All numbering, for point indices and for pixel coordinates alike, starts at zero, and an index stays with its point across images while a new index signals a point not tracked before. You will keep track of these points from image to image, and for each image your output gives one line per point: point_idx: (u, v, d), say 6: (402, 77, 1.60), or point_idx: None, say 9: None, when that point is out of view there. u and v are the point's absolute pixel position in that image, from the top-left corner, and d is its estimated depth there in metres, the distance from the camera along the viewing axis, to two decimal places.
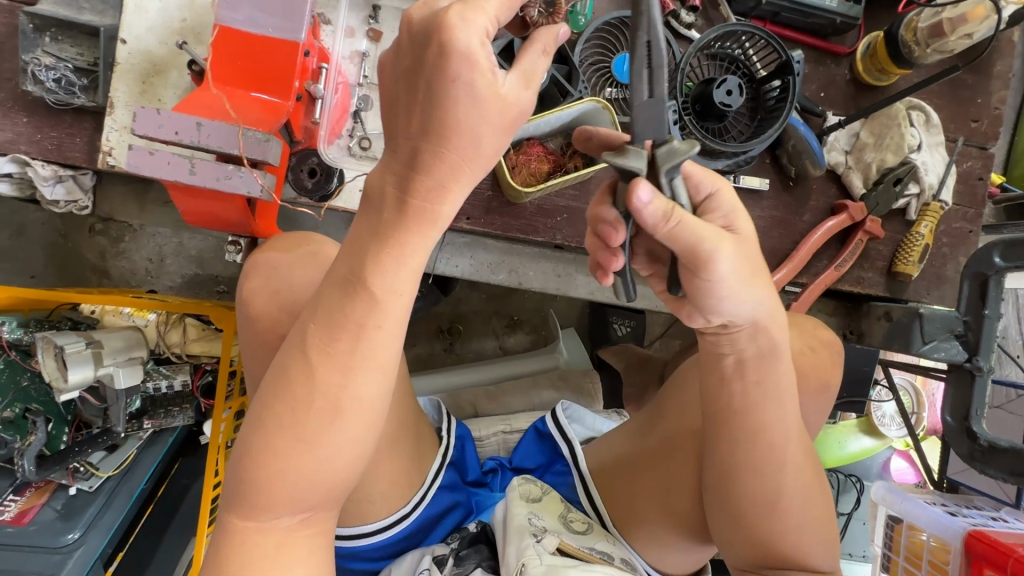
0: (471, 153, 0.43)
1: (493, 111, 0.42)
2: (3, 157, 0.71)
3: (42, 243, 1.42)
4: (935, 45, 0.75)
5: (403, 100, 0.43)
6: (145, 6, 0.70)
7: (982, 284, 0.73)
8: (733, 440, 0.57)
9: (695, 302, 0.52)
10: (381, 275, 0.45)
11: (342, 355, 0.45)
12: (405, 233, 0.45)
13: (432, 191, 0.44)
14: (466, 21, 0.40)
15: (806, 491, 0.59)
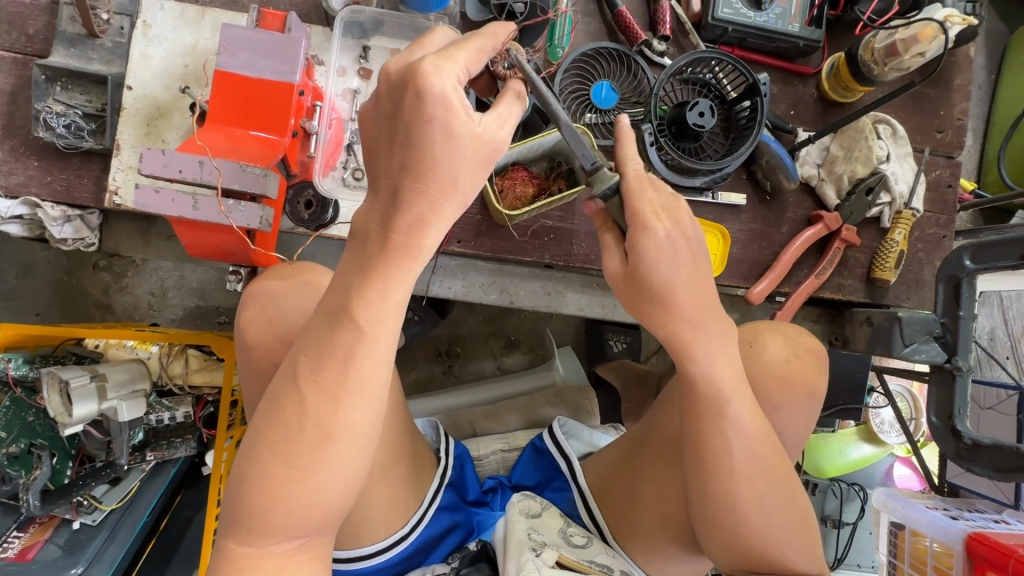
0: (449, 182, 0.49)
1: (467, 144, 0.48)
2: (15, 200, 0.75)
3: (47, 281, 1.46)
4: (891, 64, 0.79)
5: (385, 144, 0.49)
6: (150, 54, 0.75)
7: (955, 286, 0.76)
8: (707, 451, 0.60)
9: (627, 304, 0.62)
10: (366, 307, 0.48)
11: (329, 384, 0.48)
12: (389, 266, 0.49)
13: (417, 221, 0.48)
14: (440, 69, 0.46)
15: (784, 501, 0.61)
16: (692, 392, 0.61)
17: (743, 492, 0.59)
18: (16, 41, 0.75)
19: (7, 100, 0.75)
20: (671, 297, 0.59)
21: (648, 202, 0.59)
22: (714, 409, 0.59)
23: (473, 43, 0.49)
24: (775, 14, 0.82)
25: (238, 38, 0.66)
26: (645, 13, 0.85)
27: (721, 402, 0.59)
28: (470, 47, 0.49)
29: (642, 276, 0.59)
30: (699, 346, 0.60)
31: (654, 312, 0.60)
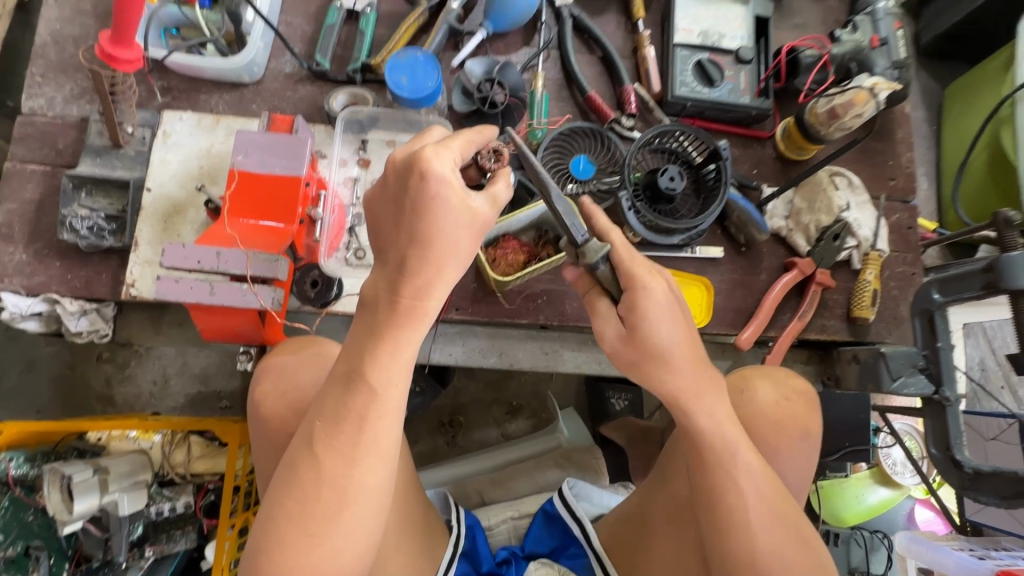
0: (451, 251, 0.54)
1: (465, 217, 0.54)
2: (36, 298, 0.80)
3: (50, 377, 1.47)
4: (835, 126, 0.86)
5: (392, 221, 0.55)
6: (168, 159, 0.83)
7: (930, 320, 0.81)
8: (719, 500, 0.61)
9: (630, 368, 0.66)
10: (378, 370, 0.52)
11: (345, 447, 0.51)
12: (398, 330, 0.53)
13: (424, 289, 0.53)
14: (439, 155, 0.53)
15: (805, 546, 0.60)
16: (697, 442, 0.63)
17: (762, 540, 0.59)
18: (48, 156, 0.83)
19: (36, 208, 0.81)
20: (671, 352, 0.63)
21: (640, 266, 0.65)
22: (719, 456, 0.62)
23: (465, 134, 0.57)
24: (727, 89, 0.93)
25: (248, 140, 0.74)
26: (612, 95, 0.96)
27: (727, 448, 0.62)
28: (463, 137, 0.57)
29: (640, 335, 0.63)
30: (691, 396, 0.63)
31: (655, 368, 0.64)
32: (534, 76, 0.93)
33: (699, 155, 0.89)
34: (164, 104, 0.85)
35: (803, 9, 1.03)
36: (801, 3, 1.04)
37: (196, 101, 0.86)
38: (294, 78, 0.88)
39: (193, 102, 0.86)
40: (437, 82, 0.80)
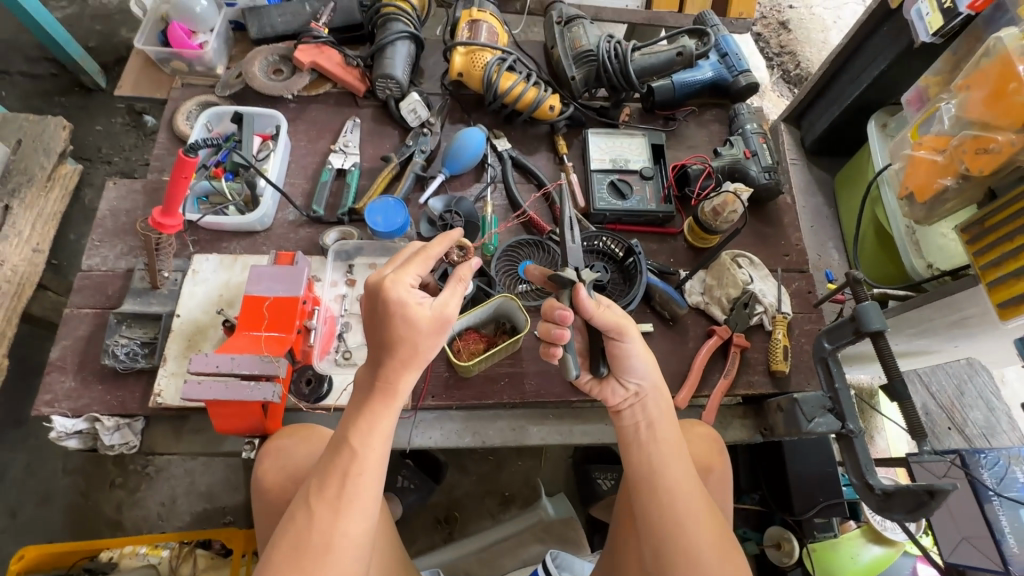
0: (412, 347, 0.72)
1: (423, 322, 0.72)
2: (79, 417, 0.96)
3: (63, 506, 1.55)
4: (721, 219, 1.09)
5: (370, 329, 0.75)
6: (195, 292, 1.03)
7: (827, 365, 0.95)
8: (666, 493, 0.76)
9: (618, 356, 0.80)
10: (358, 436, 0.72)
11: (333, 498, 0.70)
12: (374, 405, 0.74)
13: (392, 376, 0.73)
14: (396, 280, 0.72)
15: (725, 547, 0.74)
16: (655, 441, 0.80)
17: (699, 532, 0.73)
18: (98, 299, 1.05)
19: (86, 342, 1.01)
20: (647, 360, 0.83)
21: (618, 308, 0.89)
22: (669, 456, 0.79)
23: (423, 254, 0.77)
24: (637, 199, 1.18)
25: (259, 272, 0.95)
26: (548, 211, 1.21)
27: (671, 451, 0.79)
28: (421, 259, 0.76)
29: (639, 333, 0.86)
30: (650, 397, 0.83)
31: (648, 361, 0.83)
32: (484, 203, 1.19)
33: (620, 251, 1.11)
34: (194, 252, 1.08)
35: (693, 134, 1.33)
36: (690, 130, 1.34)
37: (219, 247, 1.10)
38: (296, 223, 1.13)
39: (216, 248, 1.10)
40: (405, 218, 1.06)
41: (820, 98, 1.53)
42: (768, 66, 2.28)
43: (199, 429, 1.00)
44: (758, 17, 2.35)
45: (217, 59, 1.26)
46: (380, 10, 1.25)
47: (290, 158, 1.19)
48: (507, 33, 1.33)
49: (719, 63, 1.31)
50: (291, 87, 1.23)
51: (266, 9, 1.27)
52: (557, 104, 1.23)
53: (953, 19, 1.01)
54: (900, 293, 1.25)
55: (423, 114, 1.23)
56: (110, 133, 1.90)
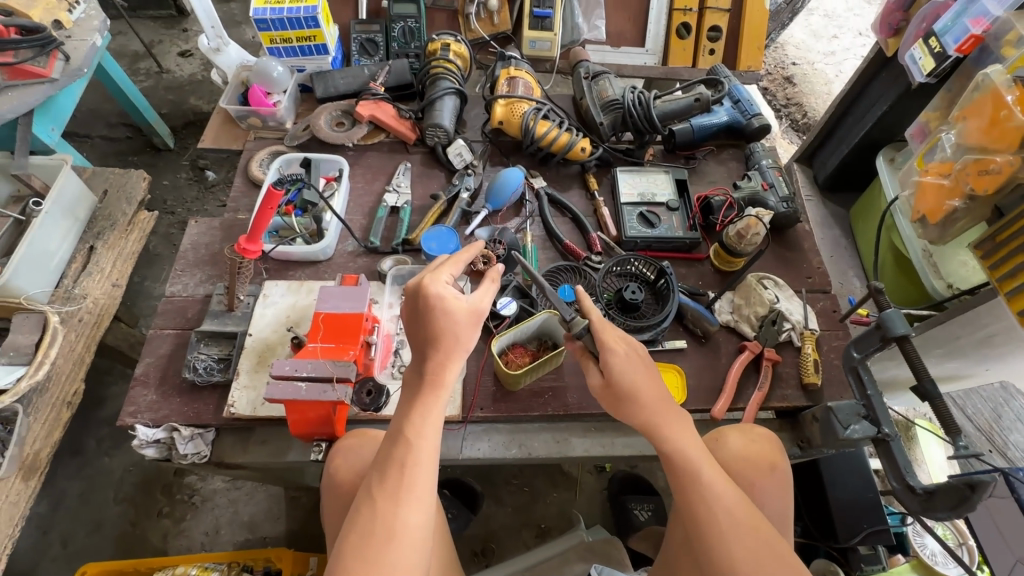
0: (453, 338, 0.81)
1: (462, 314, 0.82)
2: (159, 427, 1.04)
3: (113, 535, 1.60)
4: (745, 243, 1.17)
5: (413, 325, 0.84)
6: (266, 313, 1.14)
7: (858, 374, 1.00)
8: (696, 515, 0.79)
9: (609, 406, 0.92)
10: (412, 427, 0.77)
11: (393, 488, 0.72)
12: (424, 397, 0.79)
13: (439, 367, 0.81)
14: (436, 279, 0.84)
15: (774, 559, 0.73)
16: (671, 468, 0.83)
17: (737, 549, 0.74)
18: (179, 321, 1.16)
19: (168, 359, 1.11)
20: (633, 396, 0.87)
21: (611, 334, 0.92)
22: (690, 477, 0.81)
23: (454, 258, 0.89)
24: (665, 227, 1.28)
25: (328, 291, 1.05)
26: (583, 240, 1.31)
27: (693, 470, 0.81)
28: (453, 262, 0.88)
29: (614, 380, 0.88)
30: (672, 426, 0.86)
31: (626, 406, 0.89)
32: (524, 234, 1.30)
33: (652, 274, 1.19)
34: (265, 279, 1.20)
35: (712, 171, 1.45)
36: (710, 167, 1.46)
37: (286, 275, 1.22)
38: (355, 253, 1.25)
39: (284, 276, 1.22)
40: (457, 243, 1.17)
41: (828, 139, 1.66)
42: (777, 116, 2.45)
43: (265, 440, 1.07)
44: (764, 73, 2.54)
45: (287, 115, 1.44)
46: (430, 71, 1.44)
47: (350, 197, 1.33)
48: (540, 88, 1.50)
49: (733, 108, 1.46)
50: (352, 137, 1.39)
51: (330, 73, 1.47)
52: (588, 146, 1.37)
53: (944, 60, 1.13)
54: (924, 313, 1.30)
55: (467, 157, 1.37)
56: (176, 187, 2.10)
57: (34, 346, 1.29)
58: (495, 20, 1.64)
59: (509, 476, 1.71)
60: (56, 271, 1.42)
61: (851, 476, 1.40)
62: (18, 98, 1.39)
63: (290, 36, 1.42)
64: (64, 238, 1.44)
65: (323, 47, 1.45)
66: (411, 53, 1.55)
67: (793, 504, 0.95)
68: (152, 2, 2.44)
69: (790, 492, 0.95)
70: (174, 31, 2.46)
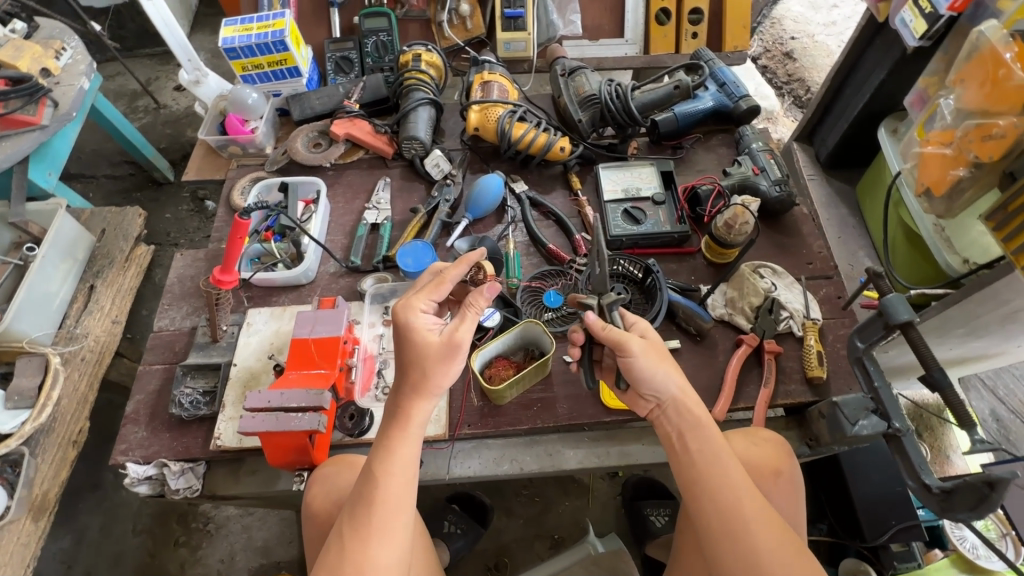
0: (423, 373, 0.78)
1: (431, 346, 0.79)
2: (149, 463, 1.04)
3: (133, 567, 1.62)
4: (735, 233, 1.12)
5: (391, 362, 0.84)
6: (249, 342, 1.13)
7: (863, 365, 0.92)
8: (720, 499, 0.75)
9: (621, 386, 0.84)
10: (382, 463, 0.74)
11: (361, 528, 0.71)
12: (394, 432, 0.77)
13: (407, 403, 0.79)
14: (411, 310, 0.82)
15: (794, 560, 0.70)
16: (692, 448, 0.80)
17: (760, 539, 0.71)
18: (167, 355, 1.16)
19: (156, 394, 1.11)
20: (671, 367, 0.84)
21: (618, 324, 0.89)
22: (714, 458, 0.78)
23: (442, 280, 0.85)
24: (652, 223, 1.23)
25: (304, 317, 1.04)
26: (568, 242, 1.26)
27: (717, 456, 0.78)
28: (438, 286, 0.85)
29: (654, 346, 0.85)
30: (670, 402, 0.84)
31: (662, 371, 0.83)
32: (507, 241, 1.26)
33: (640, 272, 1.14)
34: (248, 307, 1.20)
35: (702, 159, 1.39)
36: (699, 156, 1.40)
37: (270, 301, 1.21)
38: (337, 274, 1.24)
39: (268, 302, 1.21)
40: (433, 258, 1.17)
41: (827, 115, 1.57)
42: (778, 95, 2.35)
43: (254, 470, 1.06)
44: (761, 51, 2.45)
45: (266, 140, 1.44)
46: (403, 83, 1.41)
47: (330, 218, 1.32)
48: (517, 90, 1.47)
49: (719, 91, 1.40)
50: (329, 157, 1.38)
51: (306, 94, 1.46)
52: (567, 145, 1.33)
53: (936, 21, 1.06)
54: (940, 293, 1.21)
55: (445, 167, 1.34)
56: (177, 220, 2.14)
57: (38, 389, 1.30)
58: (469, 25, 1.62)
59: (519, 487, 1.68)
60: (58, 313, 1.45)
61: (875, 471, 1.31)
62: (11, 147, 1.41)
63: (262, 62, 1.42)
64: (64, 280, 1.46)
65: (296, 69, 1.45)
66: (386, 66, 1.54)
67: (802, 508, 0.89)
68: (147, 40, 2.49)
69: (799, 499, 0.89)
70: (169, 66, 2.52)
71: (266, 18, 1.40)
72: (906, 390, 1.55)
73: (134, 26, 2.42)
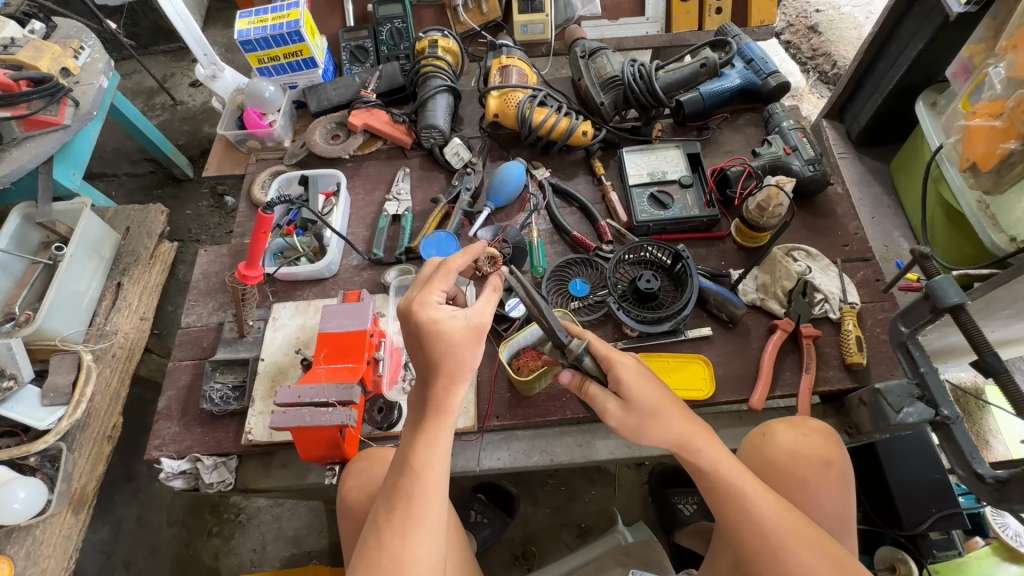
0: (457, 365, 0.76)
1: (464, 334, 0.76)
2: (183, 458, 1.05)
3: (169, 556, 1.66)
4: (767, 216, 1.08)
5: (412, 352, 0.79)
6: (276, 336, 1.13)
7: (909, 351, 0.88)
8: (746, 536, 0.72)
9: (628, 431, 0.81)
10: (418, 456, 0.74)
11: (400, 521, 0.71)
12: (428, 423, 0.76)
13: (442, 393, 0.76)
14: (423, 301, 0.78)
15: (832, 568, 0.69)
16: (708, 486, 0.77)
17: (795, 565, 0.69)
18: (195, 351, 1.17)
19: (187, 390, 1.12)
20: (659, 415, 0.79)
21: (614, 357, 0.82)
22: (731, 495, 0.74)
23: (442, 271, 0.81)
24: (679, 208, 1.19)
25: (330, 310, 1.03)
26: (593, 230, 1.24)
27: (734, 485, 0.75)
28: (442, 275, 0.81)
29: (633, 403, 0.80)
30: (698, 445, 0.78)
31: (652, 428, 0.80)
32: (530, 229, 1.23)
33: (668, 259, 1.11)
34: (273, 301, 1.20)
35: (729, 140, 1.35)
36: (726, 136, 1.36)
37: (294, 295, 1.21)
38: (359, 266, 1.23)
39: (292, 297, 1.21)
40: (456, 247, 1.14)
41: (859, 90, 1.50)
42: (803, 71, 2.27)
43: (285, 463, 1.07)
44: (785, 26, 2.37)
45: (284, 133, 1.43)
46: (420, 71, 1.39)
47: (351, 210, 1.31)
48: (536, 74, 1.43)
49: (745, 69, 1.35)
50: (348, 148, 1.36)
51: (322, 86, 1.44)
52: (590, 129, 1.29)
53: None
54: (985, 273, 1.14)
55: (465, 155, 1.32)
56: (198, 216, 2.15)
57: (71, 385, 1.32)
58: (484, 9, 1.58)
59: (545, 477, 1.67)
60: (88, 310, 1.46)
61: (914, 458, 1.28)
62: (36, 147, 1.42)
63: (277, 54, 1.41)
64: (92, 278, 1.48)
65: (312, 60, 1.44)
66: (402, 54, 1.51)
67: (853, 502, 0.86)
68: (161, 37, 2.50)
69: (850, 488, 0.86)
70: (184, 63, 2.52)
71: (280, 9, 1.38)
72: (947, 372, 1.49)
73: (149, 22, 2.43)
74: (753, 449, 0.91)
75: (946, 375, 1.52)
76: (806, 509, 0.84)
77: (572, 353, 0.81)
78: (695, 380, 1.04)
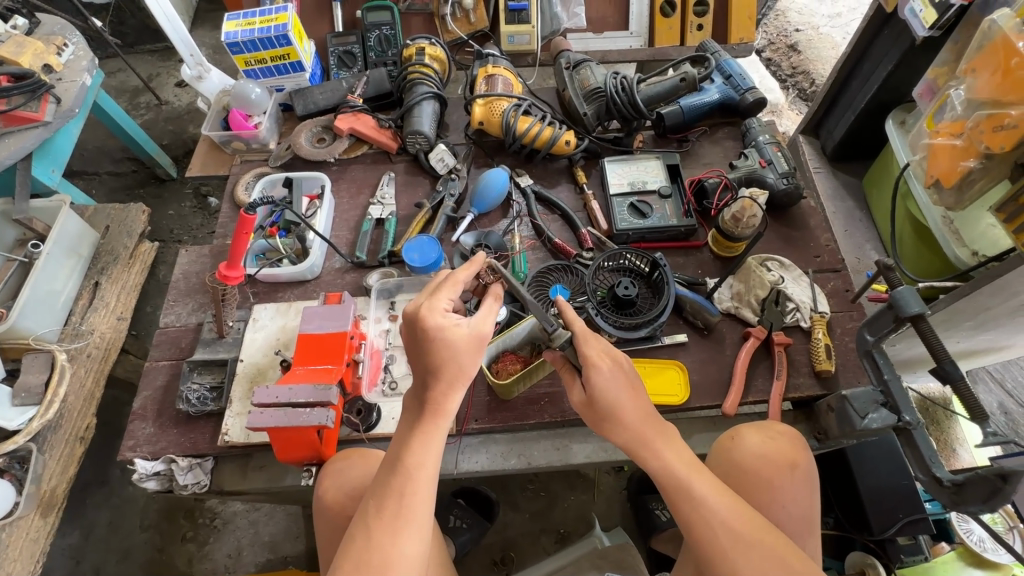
0: (458, 370, 0.77)
1: (468, 341, 0.78)
2: (157, 459, 1.03)
3: (141, 561, 1.62)
4: (741, 227, 1.12)
5: (412, 357, 0.80)
6: (256, 337, 1.13)
7: (873, 359, 0.91)
8: (694, 531, 0.75)
9: (591, 423, 0.87)
10: (411, 454, 0.75)
11: (390, 520, 0.72)
12: (423, 423, 0.77)
13: (441, 395, 0.78)
14: (431, 309, 0.78)
15: (780, 570, 0.70)
16: (661, 486, 0.80)
17: (741, 565, 0.71)
18: (174, 351, 1.16)
19: (164, 391, 1.11)
20: (620, 419, 0.82)
21: (595, 349, 0.85)
22: (680, 492, 0.77)
23: (451, 279, 0.83)
24: (658, 217, 1.22)
25: (310, 312, 1.03)
26: (574, 238, 1.26)
27: (683, 485, 0.78)
28: (450, 283, 0.82)
29: (600, 402, 0.83)
30: (655, 441, 0.81)
31: (610, 428, 0.84)
32: (512, 235, 1.25)
33: (646, 266, 1.13)
34: (254, 303, 1.20)
35: (707, 152, 1.39)
36: (705, 149, 1.40)
37: (276, 297, 1.21)
38: (342, 269, 1.23)
39: (273, 298, 1.21)
40: (439, 251, 1.14)
41: (834, 106, 1.55)
42: (783, 87, 2.33)
43: (263, 465, 1.06)
44: (765, 44, 2.43)
45: (269, 135, 1.43)
46: (407, 77, 1.40)
47: (335, 213, 1.32)
48: (521, 83, 1.45)
49: (725, 83, 1.39)
50: (333, 151, 1.37)
51: (309, 89, 1.45)
52: (573, 139, 1.32)
53: (946, 10, 1.06)
54: (948, 285, 1.18)
55: (450, 162, 1.33)
56: (180, 216, 2.14)
57: (44, 385, 1.30)
58: (472, 18, 1.61)
59: (524, 482, 1.67)
60: (64, 309, 1.44)
61: (883, 464, 1.31)
62: (14, 143, 1.39)
63: (265, 56, 1.41)
64: (68, 277, 1.45)
65: (299, 63, 1.44)
66: (389, 60, 1.52)
67: (819, 504, 0.88)
68: (147, 36, 2.48)
69: (816, 491, 0.89)
70: (170, 63, 2.51)
71: (268, 12, 1.39)
72: (913, 382, 1.54)
73: (136, 21, 2.40)
74: (722, 452, 0.93)
75: (913, 385, 1.56)
76: (775, 510, 0.86)
77: (554, 342, 0.85)
78: (671, 385, 1.06)
